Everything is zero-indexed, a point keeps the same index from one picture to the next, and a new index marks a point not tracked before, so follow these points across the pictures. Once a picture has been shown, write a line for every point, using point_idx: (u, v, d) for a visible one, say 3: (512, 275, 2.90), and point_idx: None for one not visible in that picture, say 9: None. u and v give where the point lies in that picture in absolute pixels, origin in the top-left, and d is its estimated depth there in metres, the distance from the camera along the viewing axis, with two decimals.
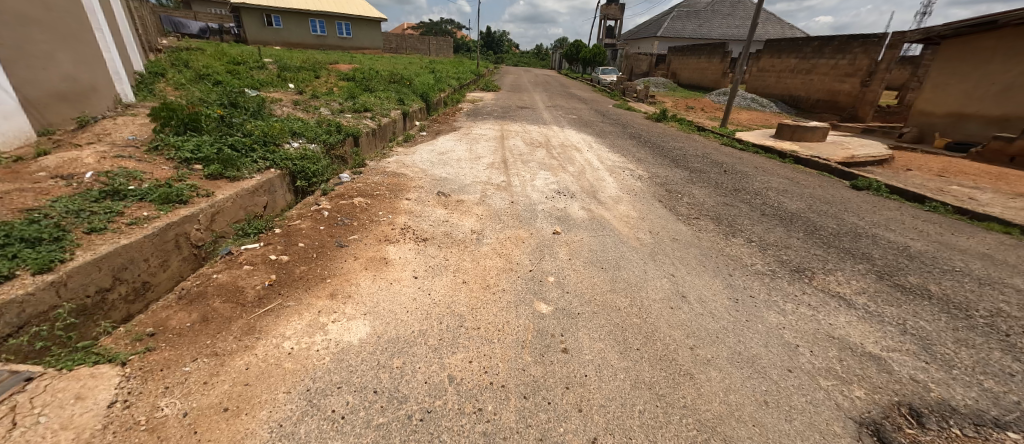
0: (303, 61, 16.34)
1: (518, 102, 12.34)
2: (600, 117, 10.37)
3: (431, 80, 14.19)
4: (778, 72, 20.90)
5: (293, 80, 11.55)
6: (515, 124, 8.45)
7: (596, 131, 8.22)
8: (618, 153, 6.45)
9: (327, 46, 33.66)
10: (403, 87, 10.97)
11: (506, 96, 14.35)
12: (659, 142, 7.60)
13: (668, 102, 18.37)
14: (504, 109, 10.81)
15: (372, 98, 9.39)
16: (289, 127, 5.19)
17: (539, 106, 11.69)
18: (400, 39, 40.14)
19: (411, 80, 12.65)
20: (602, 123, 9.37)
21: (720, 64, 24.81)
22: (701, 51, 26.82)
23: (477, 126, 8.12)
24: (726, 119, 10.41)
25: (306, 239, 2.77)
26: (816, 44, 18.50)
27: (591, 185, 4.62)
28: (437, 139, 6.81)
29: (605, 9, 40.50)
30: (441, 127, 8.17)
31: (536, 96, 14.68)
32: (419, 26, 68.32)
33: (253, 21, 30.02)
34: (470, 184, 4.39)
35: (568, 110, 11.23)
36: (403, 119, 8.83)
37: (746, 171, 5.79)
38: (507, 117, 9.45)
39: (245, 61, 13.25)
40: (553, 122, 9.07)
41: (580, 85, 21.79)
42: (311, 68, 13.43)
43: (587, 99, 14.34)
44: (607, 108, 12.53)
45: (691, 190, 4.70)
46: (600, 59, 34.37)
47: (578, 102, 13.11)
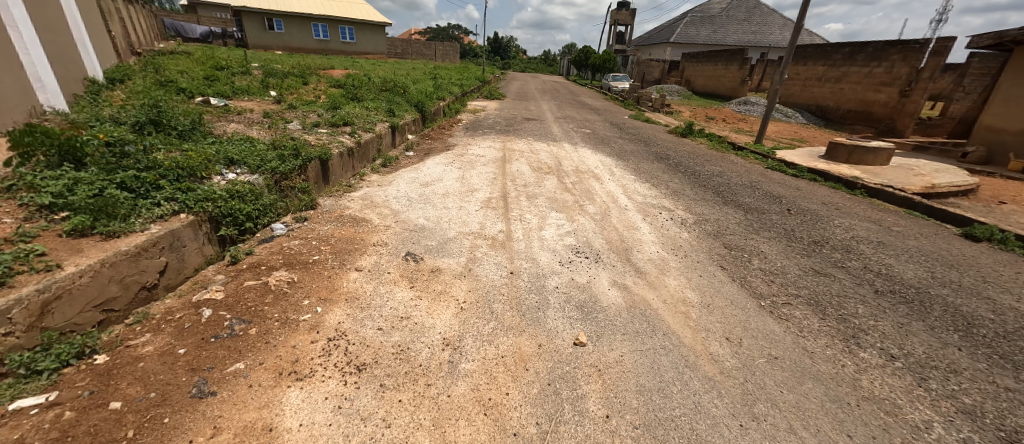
0: (295, 66, 15.32)
1: (523, 113, 11.20)
2: (616, 131, 9.17)
3: (429, 87, 13.05)
4: (802, 80, 19.55)
5: (275, 88, 10.49)
6: (520, 141, 7.26)
7: (615, 150, 7.02)
8: (647, 182, 5.20)
9: (330, 51, 32.89)
10: (396, 96, 9.85)
11: (511, 105, 13.20)
12: (693, 166, 6.33)
13: (685, 112, 17.10)
14: (508, 121, 9.64)
15: (358, 109, 8.28)
16: (225, 153, 3.99)
17: (547, 117, 10.51)
18: (405, 44, 39.33)
19: (406, 87, 11.56)
20: (620, 139, 8.15)
21: (739, 71, 23.49)
22: (717, 57, 25.50)
23: (475, 143, 6.96)
24: (761, 135, 9.12)
25: (135, 388, 1.54)
26: (847, 50, 17.16)
27: (620, 237, 3.40)
28: (426, 161, 5.66)
29: (615, 15, 39.45)
30: (434, 143, 7.02)
31: (543, 105, 13.50)
32: (426, 31, 67.74)
33: (254, 25, 29.31)
34: (454, 238, 3.20)
35: (579, 122, 10.02)
36: (391, 134, 7.69)
37: (817, 211, 4.50)
38: (511, 131, 8.31)
39: (228, 67, 12.22)
40: (564, 138, 7.89)
41: (590, 93, 20.60)
42: (300, 74, 12.38)
43: (600, 109, 13.14)
44: (623, 119, 11.30)
45: (761, 247, 3.41)
46: (610, 66, 33.17)
47: (590, 113, 11.91)
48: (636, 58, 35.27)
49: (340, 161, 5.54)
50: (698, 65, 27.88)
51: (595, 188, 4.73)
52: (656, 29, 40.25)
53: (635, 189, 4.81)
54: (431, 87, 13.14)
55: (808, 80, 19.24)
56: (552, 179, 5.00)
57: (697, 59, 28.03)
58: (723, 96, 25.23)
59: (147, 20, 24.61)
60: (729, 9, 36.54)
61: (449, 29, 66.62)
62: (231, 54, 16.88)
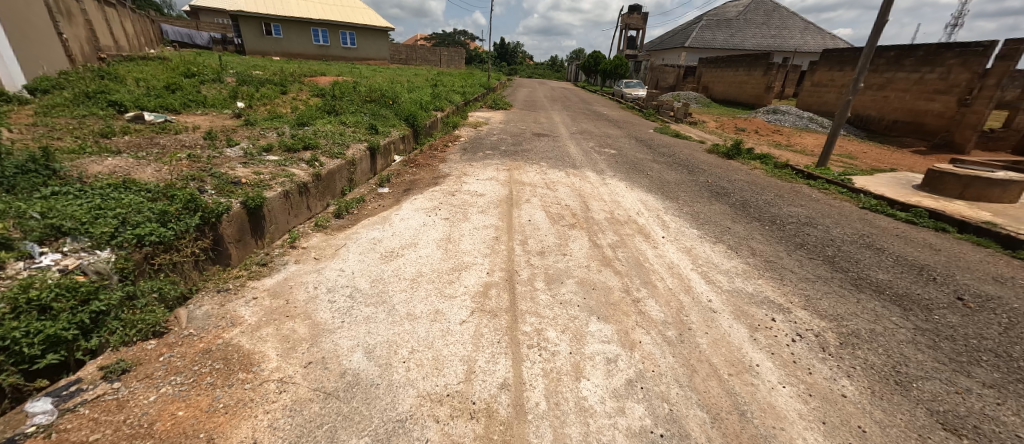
0: (281, 73, 13.96)
1: (532, 126, 9.69)
2: (645, 151, 7.60)
3: (426, 97, 11.58)
4: (838, 87, 17.78)
5: (246, 99, 9.09)
6: (530, 168, 5.69)
7: (653, 181, 5.41)
8: (720, 240, 3.57)
9: (330, 57, 31.80)
10: (383, 108, 8.37)
11: (518, 116, 11.63)
12: (767, 207, 4.69)
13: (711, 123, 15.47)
14: (515, 138, 8.10)
15: (332, 126, 6.81)
16: (52, 219, 2.42)
17: (561, 132, 8.95)
18: (408, 50, 38.18)
19: (399, 96, 10.12)
20: (654, 162, 6.57)
21: (764, 77, 21.77)
22: (739, 63, 23.82)
23: (473, 171, 5.40)
24: (825, 158, 7.45)
25: None
26: (892, 54, 15.42)
27: (729, 396, 1.80)
28: (402, 205, 4.10)
29: (626, 19, 38.01)
30: (420, 170, 5.48)
31: (555, 116, 11.96)
32: (432, 36, 66.85)
33: (252, 30, 28.25)
34: (409, 418, 1.59)
35: (599, 139, 8.43)
36: (369, 159, 6.19)
37: (1007, 302, 2.85)
38: (519, 152, 6.76)
39: (200, 74, 10.86)
40: (586, 161, 6.32)
41: (603, 101, 19.02)
42: (281, 83, 10.99)
43: (619, 121, 11.57)
44: (649, 134, 9.69)
45: (1006, 422, 1.77)
46: (621, 72, 31.62)
47: (610, 127, 10.33)
48: (648, 63, 33.66)
49: (281, 203, 4.04)
50: (717, 70, 26.20)
51: (647, 259, 3.11)
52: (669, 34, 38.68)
53: (709, 257, 3.18)
54: (428, 97, 11.69)
55: (845, 87, 17.49)
56: (581, 240, 3.40)
57: (715, 64, 26.37)
58: (745, 104, 23.50)
59: (138, 26, 23.60)
60: (747, 13, 34.90)
61: (455, 34, 65.83)
62: (215, 60, 15.64)
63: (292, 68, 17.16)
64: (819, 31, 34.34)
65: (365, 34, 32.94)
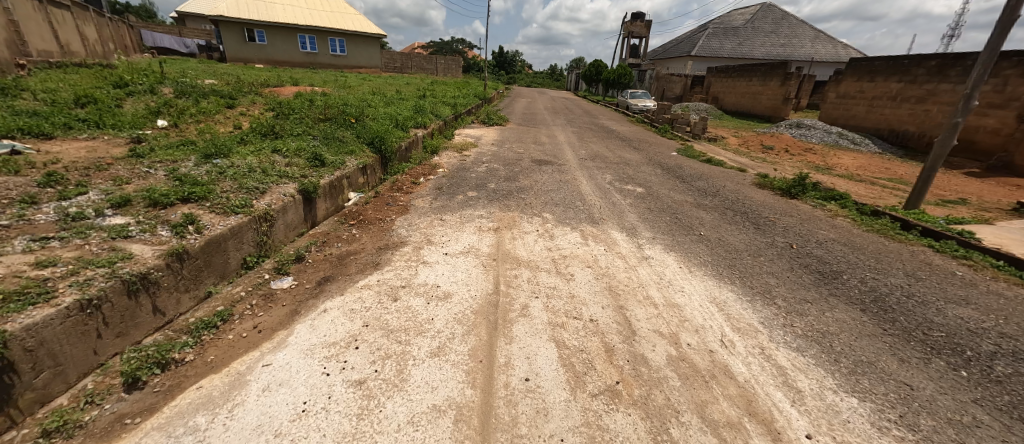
0: (242, 84, 12.18)
1: (531, 150, 7.89)
2: (679, 187, 5.79)
3: (406, 112, 9.82)
4: (868, 100, 16.08)
5: (173, 117, 7.30)
6: (526, 227, 3.86)
7: (715, 250, 3.56)
8: (924, 437, 1.72)
9: (318, 65, 30.22)
10: (341, 129, 6.58)
11: (513, 134, 9.86)
12: (918, 308, 2.85)
13: (731, 140, 13.75)
14: (509, 167, 6.31)
15: (257, 157, 5.01)
16: None
17: (566, 159, 7.15)
18: (402, 58, 36.64)
19: (369, 111, 8.37)
20: (701, 209, 4.75)
21: (782, 88, 20.11)
22: (753, 72, 22.25)
23: (440, 235, 3.57)
24: (918, 197, 5.66)
25: None
26: (934, 63, 13.75)
27: None
28: (295, 327, 2.25)
29: (628, 27, 36.69)
30: (363, 230, 3.65)
31: (558, 135, 10.20)
32: (429, 44, 65.59)
33: (233, 36, 26.66)
34: None
35: (615, 168, 6.64)
36: (300, 205, 4.38)
37: None
38: (511, 194, 4.94)
39: (132, 84, 9.07)
40: (605, 208, 4.53)
41: (608, 114, 17.29)
42: (231, 95, 9.20)
43: (634, 142, 9.79)
44: (674, 159, 7.88)
45: None
46: (625, 81, 30.06)
47: (624, 150, 8.52)
48: (653, 72, 32.13)
49: (68, 323, 2.17)
50: (728, 80, 24.60)
51: None
52: (673, 43, 37.29)
53: None
54: (407, 112, 9.91)
55: (876, 99, 15.78)
56: None
57: (726, 73, 24.80)
58: (760, 117, 21.86)
59: (108, 31, 22.04)
60: (754, 21, 33.53)
61: (453, 43, 64.72)
62: (174, 68, 13.93)
63: (263, 78, 15.45)
64: (831, 41, 32.82)
65: (355, 41, 31.41)
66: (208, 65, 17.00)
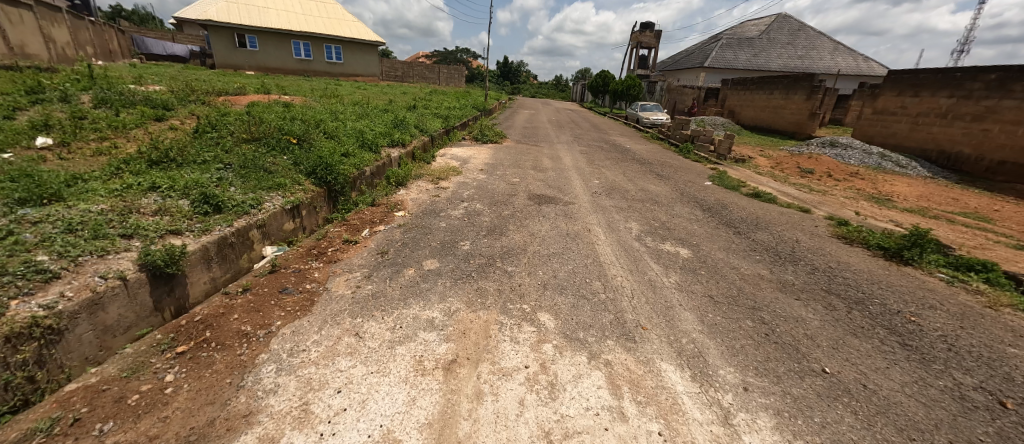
0: (201, 91, 10.64)
1: (528, 179, 6.17)
2: (737, 245, 4.02)
3: (380, 127, 8.19)
4: (912, 117, 14.31)
5: (68, 133, 5.66)
6: (505, 362, 2.08)
7: (881, 431, 1.78)
8: None
9: (312, 72, 29.00)
10: (273, 153, 4.94)
11: (508, 155, 8.18)
12: None
13: (760, 161, 12.02)
14: (495, 210, 4.61)
15: (111, 201, 3.34)
16: None
17: (573, 195, 5.43)
18: (402, 66, 35.41)
19: (328, 127, 6.74)
20: (795, 298, 2.96)
21: (807, 102, 18.55)
22: (774, 84, 20.66)
23: (330, 392, 1.81)
24: None
25: None
26: (993, 77, 11.98)
27: None
28: None
29: (637, 37, 35.39)
30: (189, 373, 1.92)
31: (562, 156, 8.50)
32: (433, 53, 64.95)
33: (223, 42, 25.48)
34: None
35: (640, 210, 4.92)
36: (137, 291, 2.67)
37: None
38: (489, 266, 3.18)
39: (48, 90, 7.52)
40: (638, 299, 2.78)
41: (618, 129, 15.68)
42: (167, 104, 7.59)
43: (655, 167, 8.08)
44: (712, 195, 6.14)
45: None
46: (634, 93, 28.52)
47: (646, 180, 6.80)
48: (663, 84, 30.63)
49: None
50: (746, 93, 22.94)
51: None
52: (683, 55, 35.85)
53: None
54: (382, 128, 8.25)
55: (920, 117, 14.02)
56: None
57: (744, 86, 23.18)
58: (783, 132, 20.23)
59: (87, 34, 20.87)
60: (769, 33, 32.08)
61: (457, 52, 64.08)
62: (134, 74, 12.48)
63: (236, 85, 13.97)
64: (851, 54, 31.13)
65: (352, 48, 30.21)
66: (181, 72, 15.62)
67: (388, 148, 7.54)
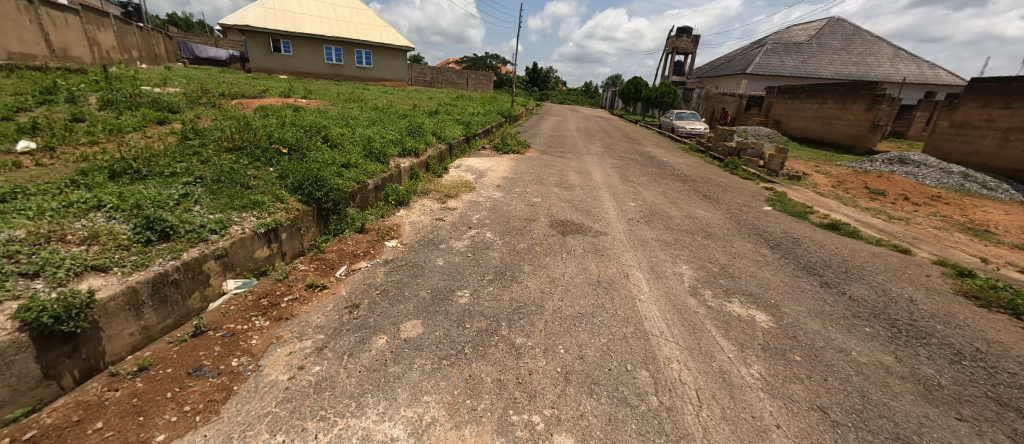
0: (219, 95, 10.39)
1: (551, 199, 5.28)
2: (831, 307, 2.98)
3: (392, 134, 7.54)
4: (1001, 131, 12.40)
5: (56, 137, 5.24)
6: None
7: None
8: None
9: (343, 77, 29.34)
10: (259, 164, 4.30)
11: (531, 168, 7.33)
12: None
13: (819, 180, 10.61)
14: (509, 241, 3.76)
15: (32, 225, 2.70)
16: None
17: (604, 223, 4.50)
18: (431, 71, 35.44)
19: (333, 134, 6.12)
20: (955, 417, 1.93)
21: (868, 113, 16.96)
22: (828, 93, 18.99)
23: None
24: None
25: None
26: None
27: None
28: None
29: (673, 43, 33.90)
30: None
31: (591, 170, 7.56)
32: (464, 59, 65.47)
33: (258, 46, 26.10)
34: None
35: (690, 246, 3.94)
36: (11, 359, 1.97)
37: None
38: (490, 334, 2.31)
39: (60, 90, 7.31)
40: (708, 413, 1.82)
41: (653, 139, 14.53)
42: (174, 106, 7.21)
43: (699, 187, 7.00)
44: (775, 226, 5.03)
45: None
46: (669, 100, 27.08)
47: (692, 203, 5.75)
48: (701, 91, 28.98)
49: None
50: (796, 103, 21.19)
51: None
52: (722, 61, 33.99)
53: None
54: (393, 134, 7.60)
55: (1012, 131, 12.11)
56: None
57: (793, 95, 21.42)
58: (837, 146, 18.62)
59: (134, 38, 21.78)
60: (818, 39, 29.98)
61: (487, 58, 64.25)
62: (161, 76, 12.51)
63: (261, 89, 13.84)
64: (912, 62, 28.60)
65: (382, 53, 30.41)
66: (212, 76, 15.78)
67: (398, 158, 6.85)
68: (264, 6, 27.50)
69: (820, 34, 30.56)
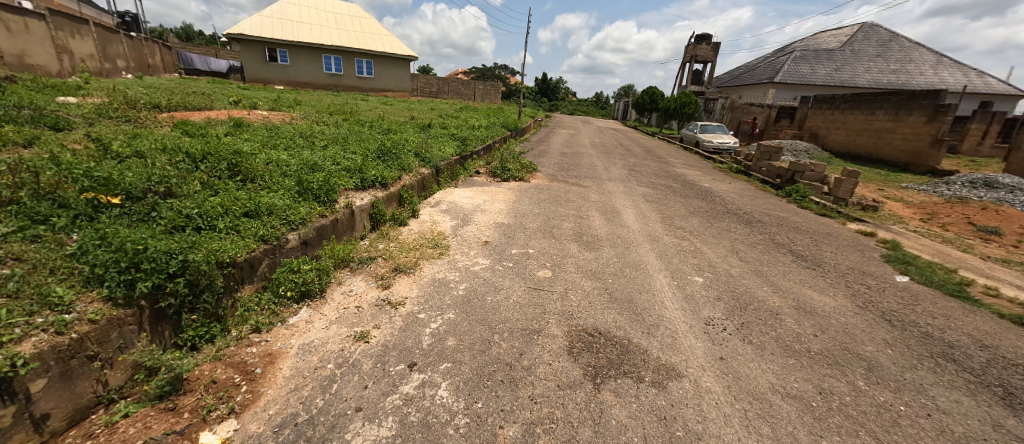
0: (164, 109, 8.60)
1: (566, 274, 3.30)
2: None
3: (349, 158, 5.63)
4: None
5: None
6: None
7: None
8: None
9: (343, 87, 27.96)
10: (46, 247, 2.27)
11: (537, 206, 5.38)
12: None
13: (901, 213, 8.47)
14: (481, 415, 1.77)
15: None
16: None
17: (665, 336, 2.49)
18: (437, 82, 34.13)
19: (246, 165, 4.18)
20: None
21: (927, 126, 15.13)
22: (878, 102, 16.87)
23: None
24: None
25: None
26: None
27: None
28: None
29: (691, 51, 32.07)
30: None
31: (620, 208, 5.54)
32: (472, 70, 64.54)
33: (253, 56, 24.84)
34: None
35: (865, 420, 1.89)
36: None
37: None
38: None
39: None
40: None
41: (681, 157, 12.52)
42: (62, 121, 5.32)
43: (775, 236, 4.95)
44: (949, 326, 2.97)
45: None
46: (690, 111, 25.02)
47: (786, 273, 3.69)
48: (724, 102, 26.91)
49: None
50: (837, 114, 19.02)
51: None
52: (743, 70, 31.91)
53: None
54: (351, 158, 5.68)
55: None
56: None
57: (833, 105, 19.26)
58: (889, 162, 16.55)
59: (121, 47, 20.63)
60: (850, 46, 28.01)
61: (497, 69, 63.24)
62: (113, 86, 10.83)
63: (231, 100, 12.11)
64: (956, 70, 26.35)
65: (384, 62, 29.03)
66: (188, 87, 14.29)
67: (351, 193, 4.94)
68: (262, 15, 26.33)
69: (852, 40, 28.39)
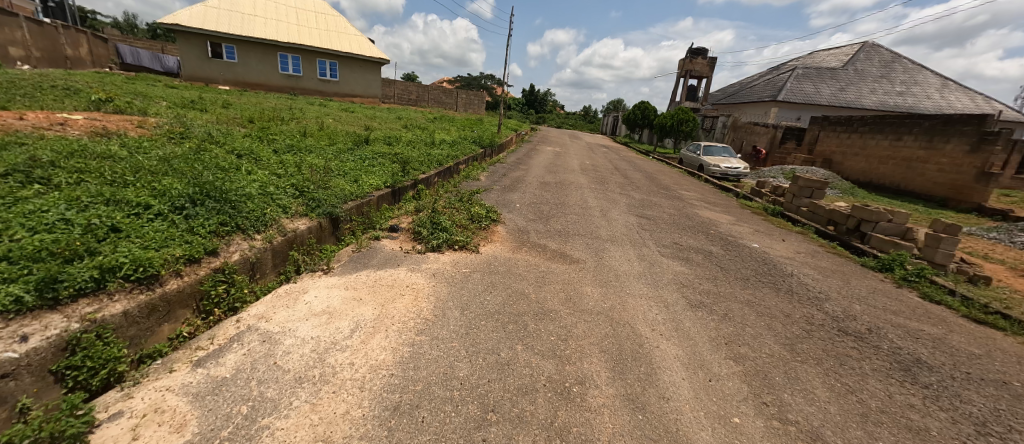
0: None
1: None
2: None
3: (61, 222, 2.55)
4: None
5: None
6: None
7: None
8: None
9: (302, 91, 24.77)
10: None
11: (466, 345, 2.39)
12: None
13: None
14: None
15: None
16: None
17: None
18: (415, 89, 31.32)
19: None
20: None
21: (970, 156, 12.89)
22: (907, 125, 14.69)
23: None
24: None
25: None
26: None
27: None
28: None
29: (687, 66, 30.19)
30: None
31: (652, 341, 2.61)
32: (460, 79, 62.08)
33: (193, 51, 21.52)
34: None
35: None
36: None
37: None
38: None
39: None
40: None
41: (695, 189, 9.87)
42: None
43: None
44: None
45: None
46: (688, 129, 22.71)
47: None
48: (726, 120, 24.84)
49: None
50: (855, 137, 16.85)
51: None
52: (741, 87, 30.11)
53: None
54: (68, 219, 2.59)
55: None
56: None
57: (850, 127, 17.09)
58: (921, 195, 14.29)
59: (21, 33, 17.09)
60: (854, 65, 26.37)
61: (484, 78, 61.21)
62: None
63: (95, 97, 8.83)
64: (964, 95, 24.87)
65: (351, 65, 25.96)
66: (66, 82, 10.99)
67: None
68: (208, 6, 23.05)
69: (854, 59, 26.74)
